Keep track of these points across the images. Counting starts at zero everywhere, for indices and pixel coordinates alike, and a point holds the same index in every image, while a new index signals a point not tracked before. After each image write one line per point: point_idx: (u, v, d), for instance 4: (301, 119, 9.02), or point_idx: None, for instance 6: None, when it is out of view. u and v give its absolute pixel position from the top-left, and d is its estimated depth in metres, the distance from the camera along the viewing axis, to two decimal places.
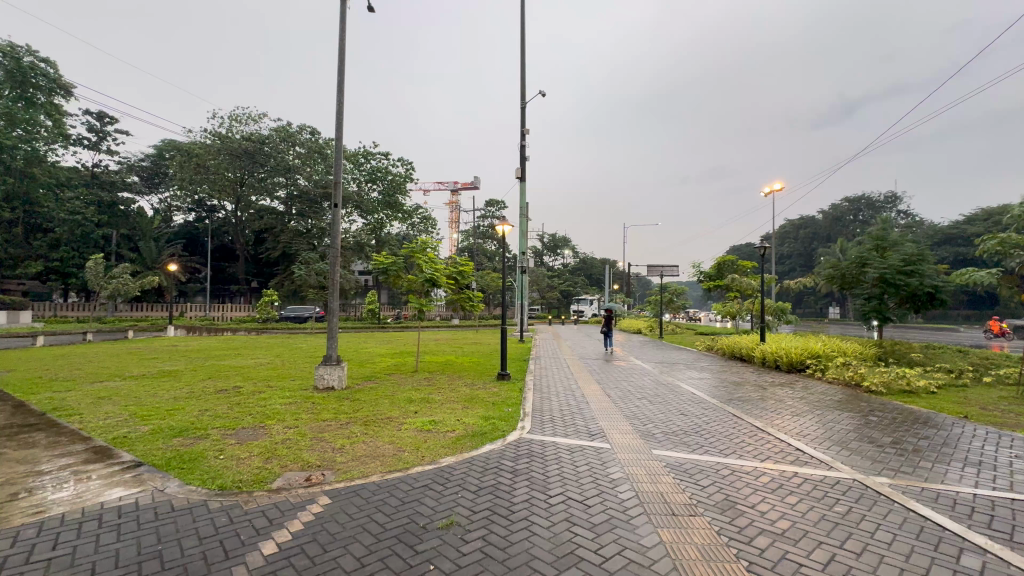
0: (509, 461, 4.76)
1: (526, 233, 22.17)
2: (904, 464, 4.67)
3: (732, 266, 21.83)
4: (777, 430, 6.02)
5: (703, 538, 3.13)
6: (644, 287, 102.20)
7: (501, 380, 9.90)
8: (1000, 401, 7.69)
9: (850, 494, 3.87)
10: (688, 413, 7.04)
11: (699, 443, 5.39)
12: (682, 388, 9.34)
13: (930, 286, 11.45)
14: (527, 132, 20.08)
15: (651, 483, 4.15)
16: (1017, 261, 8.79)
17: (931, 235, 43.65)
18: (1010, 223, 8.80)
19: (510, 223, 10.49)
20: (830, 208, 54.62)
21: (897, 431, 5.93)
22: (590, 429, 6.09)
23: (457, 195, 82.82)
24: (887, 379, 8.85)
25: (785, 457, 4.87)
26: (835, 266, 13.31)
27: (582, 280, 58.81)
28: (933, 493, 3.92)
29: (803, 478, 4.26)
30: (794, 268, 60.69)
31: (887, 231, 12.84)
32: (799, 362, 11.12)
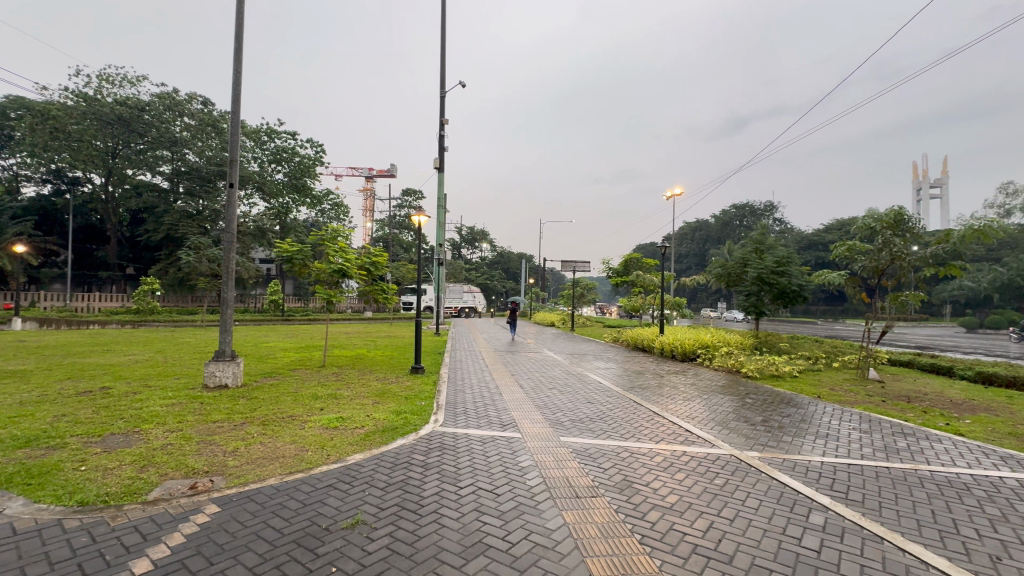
0: (420, 456, 4.69)
1: (444, 224, 21.88)
2: (770, 438, 5.38)
3: (637, 263, 23.37)
4: (670, 413, 6.61)
5: (601, 517, 3.35)
6: (559, 281, 106.20)
7: (414, 374, 9.73)
8: (844, 383, 9.15)
9: (727, 467, 4.38)
10: (594, 401, 7.47)
11: (603, 429, 5.75)
12: (590, 377, 9.89)
13: (796, 285, 13.21)
14: (445, 122, 19.75)
15: (558, 469, 4.35)
16: (859, 264, 10.45)
17: (799, 240, 50.45)
18: (856, 232, 10.42)
19: (427, 214, 10.30)
20: (721, 213, 60.75)
21: (767, 410, 6.82)
22: (502, 420, 6.21)
23: (373, 182, 79.47)
24: (761, 365, 10.13)
25: (676, 438, 5.37)
26: (722, 266, 14.81)
27: (499, 274, 59.54)
28: (792, 462, 4.56)
29: (690, 455, 4.74)
30: (691, 266, 66.69)
31: (764, 236, 14.57)
32: (691, 352, 12.28)
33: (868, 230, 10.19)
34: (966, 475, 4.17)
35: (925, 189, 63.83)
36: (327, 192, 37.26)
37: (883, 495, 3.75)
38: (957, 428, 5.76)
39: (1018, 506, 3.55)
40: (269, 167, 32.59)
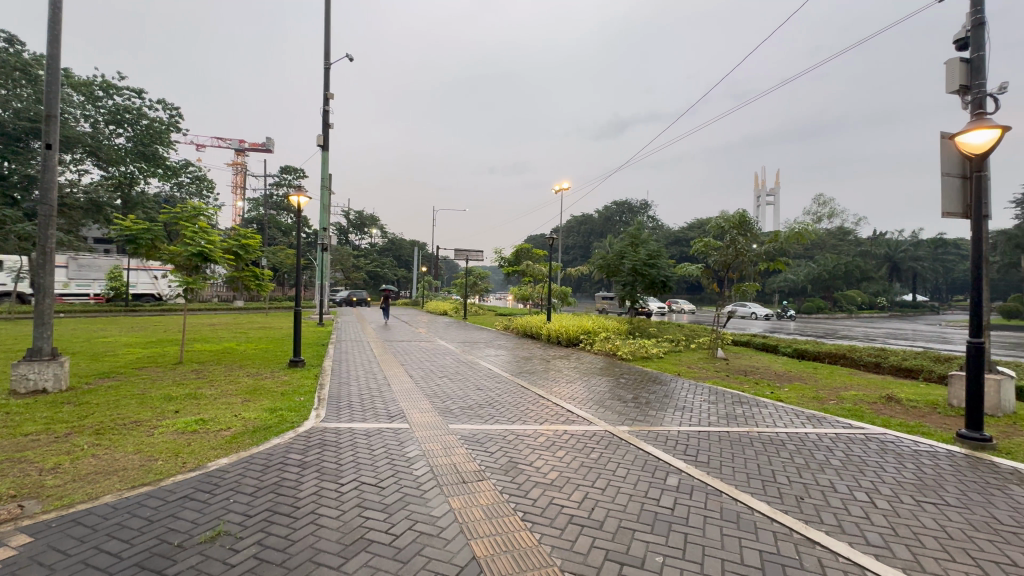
0: (297, 455, 4.35)
1: (328, 207, 20.40)
2: (639, 413, 6.01)
3: (528, 254, 24.22)
4: (554, 396, 7.01)
5: (486, 499, 3.45)
6: (452, 270, 106.09)
7: (292, 368, 8.97)
8: (698, 361, 10.55)
9: (602, 442, 4.78)
10: (483, 387, 7.64)
11: (491, 414, 5.90)
12: (480, 364, 10.06)
13: (663, 276, 14.81)
14: (330, 97, 18.37)
15: (446, 456, 4.36)
16: (712, 258, 12.05)
17: (667, 236, 56.56)
18: (710, 230, 11.92)
19: (308, 195, 9.48)
20: (603, 210, 65.67)
21: (638, 388, 7.62)
22: (389, 412, 6.02)
23: (245, 156, 71.02)
24: (633, 348, 11.22)
25: (558, 418, 5.72)
26: (604, 257, 15.95)
27: (390, 261, 57.49)
28: (655, 433, 5.13)
29: (570, 433, 5.09)
30: (576, 258, 71.04)
31: (639, 231, 15.96)
32: (575, 338, 13.12)
33: (719, 229, 11.70)
34: (783, 433, 5.10)
35: (763, 197, 75.54)
36: (185, 162, 32.40)
37: (723, 455, 4.42)
38: (779, 396, 6.99)
39: (816, 454, 4.44)
40: (105, 128, 27.25)
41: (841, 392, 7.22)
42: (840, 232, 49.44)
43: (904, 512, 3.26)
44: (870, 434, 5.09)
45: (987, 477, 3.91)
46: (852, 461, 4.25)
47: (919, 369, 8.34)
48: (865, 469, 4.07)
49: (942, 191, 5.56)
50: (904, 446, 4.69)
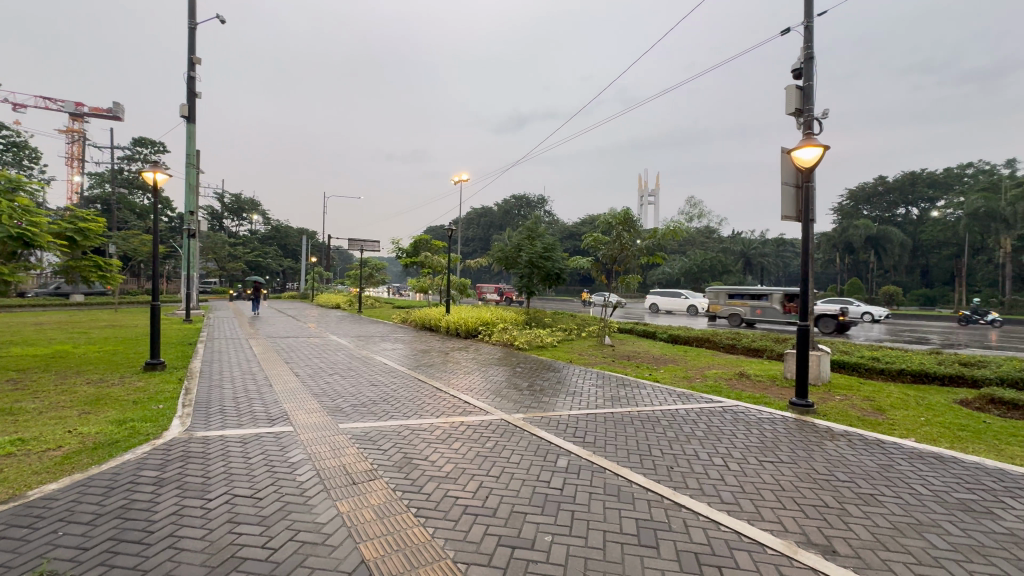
0: (151, 471, 3.77)
1: (195, 187, 17.91)
2: (533, 400, 6.25)
3: (426, 245, 23.70)
4: (451, 388, 6.97)
5: (377, 499, 3.31)
6: (346, 261, 100.44)
7: (148, 372, 7.75)
8: (588, 348, 11.28)
9: (498, 431, 4.88)
10: (378, 382, 7.34)
11: (385, 410, 5.68)
12: (376, 359, 9.63)
13: (558, 268, 15.48)
14: (197, 62, 16.13)
15: (335, 457, 4.11)
16: (601, 252, 12.88)
17: (562, 231, 59.38)
18: (599, 226, 12.73)
19: (168, 173, 8.23)
20: (502, 203, 66.89)
21: (533, 376, 7.93)
22: (270, 415, 5.49)
23: (83, 122, 59.56)
24: (529, 338, 11.63)
25: (456, 409, 5.71)
26: (502, 250, 16.21)
27: (273, 250, 52.51)
28: (549, 419, 5.36)
29: (466, 424, 5.11)
30: (476, 250, 71.37)
31: (536, 224, 16.44)
32: (474, 329, 13.22)
33: (607, 225, 12.57)
34: (659, 410, 5.69)
35: (646, 198, 82.53)
36: None
37: (607, 434, 4.77)
38: (656, 377, 7.76)
39: (684, 428, 5.00)
40: None
41: (706, 371, 8.25)
42: (706, 231, 56.09)
43: (748, 471, 3.83)
44: (727, 406, 5.88)
45: (809, 435, 4.75)
46: (712, 432, 4.86)
47: (764, 349, 9.80)
48: (722, 437, 4.69)
49: (782, 198, 6.53)
50: (752, 415, 5.50)
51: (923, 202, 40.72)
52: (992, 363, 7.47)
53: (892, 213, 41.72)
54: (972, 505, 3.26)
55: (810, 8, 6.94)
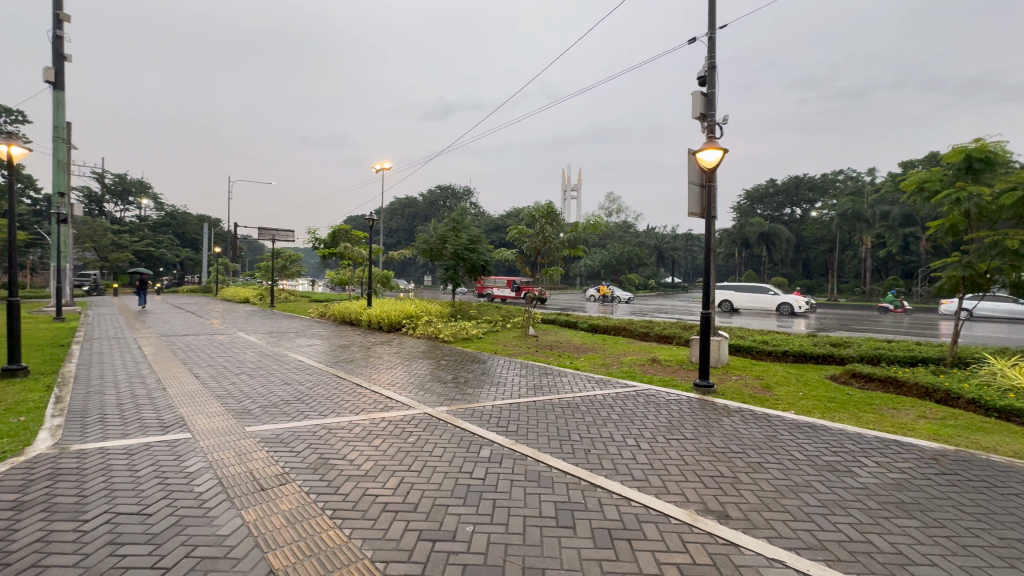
0: (8, 495, 3.23)
1: (66, 165, 15.51)
2: (457, 392, 6.24)
3: (346, 235, 22.59)
4: (373, 383, 6.72)
5: (288, 504, 3.11)
6: (255, 252, 92.85)
7: (6, 379, 6.62)
8: (513, 339, 11.47)
9: (420, 425, 4.80)
10: (291, 381, 6.89)
11: (298, 410, 5.35)
12: (289, 356, 9.03)
13: (483, 260, 15.52)
14: (65, 19, 13.90)
15: (240, 463, 3.80)
16: (525, 244, 13.10)
17: (488, 223, 59.56)
18: (523, 219, 12.95)
19: (28, 146, 7.03)
20: (427, 193, 65.56)
21: (458, 368, 7.92)
22: (163, 421, 4.94)
23: None
24: (454, 330, 11.57)
25: (377, 405, 5.54)
26: (426, 241, 15.85)
27: (169, 239, 47.14)
28: (473, 410, 5.37)
29: (388, 420, 4.97)
30: (400, 241, 69.24)
31: (461, 216, 16.28)
32: (397, 322, 12.89)
33: (531, 218, 12.82)
34: (579, 397, 5.95)
35: (570, 193, 84.99)
36: None
37: (531, 422, 4.89)
38: (577, 365, 8.09)
39: (602, 412, 5.27)
40: None
41: (622, 357, 8.76)
42: (624, 226, 59.14)
43: (658, 449, 4.12)
44: (640, 390, 6.29)
45: (710, 413, 5.23)
46: (627, 414, 5.18)
47: (673, 335, 10.60)
48: (635, 419, 5.02)
49: (688, 196, 7.06)
50: (661, 397, 5.94)
51: (805, 204, 46.09)
52: (855, 343, 8.70)
53: (780, 212, 46.78)
54: (836, 465, 3.79)
55: (714, 21, 7.52)
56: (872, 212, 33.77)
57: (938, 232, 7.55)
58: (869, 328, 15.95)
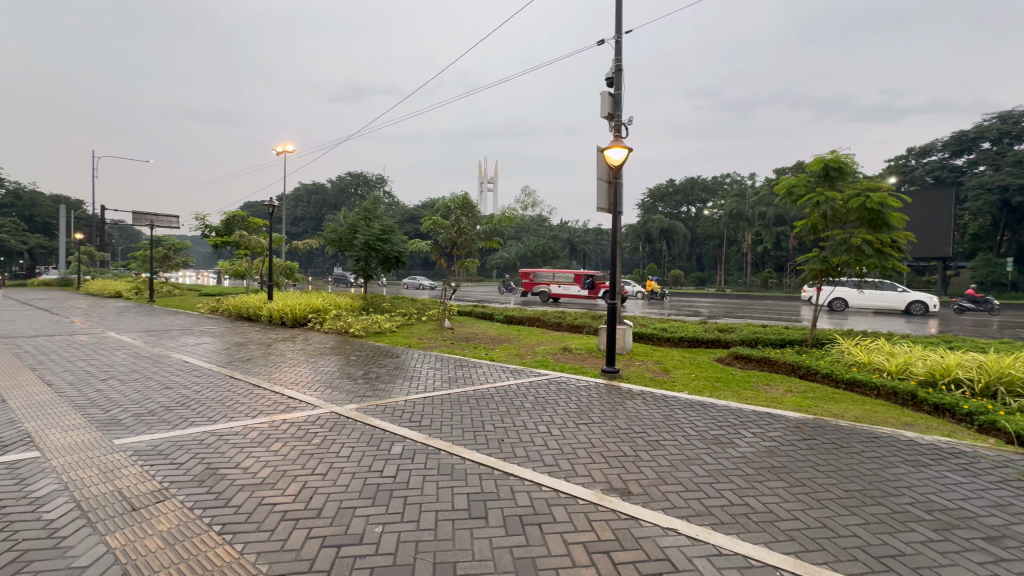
0: None
1: None
2: (368, 389, 5.97)
3: (242, 222, 20.54)
4: (273, 384, 6.19)
5: (167, 523, 2.76)
6: (128, 238, 81.10)
7: None
8: (427, 332, 11.26)
9: (326, 425, 4.52)
10: (174, 385, 6.11)
11: (183, 417, 4.78)
12: (171, 357, 8.02)
13: (397, 251, 15.01)
14: None
15: (105, 482, 3.29)
16: (440, 236, 12.89)
17: (402, 213, 57.83)
18: (438, 209, 12.75)
19: None
20: (336, 179, 61.74)
21: (369, 363, 7.60)
22: (1, 441, 4.12)
23: None
24: (366, 324, 11.07)
25: (278, 407, 5.12)
26: (335, 230, 14.98)
27: (9, 221, 39.39)
28: (385, 407, 5.16)
29: (289, 422, 4.62)
30: (306, 230, 64.68)
31: (373, 205, 15.60)
32: (302, 317, 12.04)
33: (445, 209, 12.65)
34: (493, 388, 6.00)
35: (486, 185, 85.14)
36: None
37: (445, 416, 4.82)
38: (492, 356, 8.16)
39: (515, 402, 5.37)
40: None
41: (535, 347, 9.00)
42: (539, 219, 60.66)
43: (567, 434, 4.28)
44: (552, 378, 6.53)
45: (615, 397, 5.56)
46: (539, 402, 5.33)
47: (584, 325, 11.08)
48: (547, 407, 5.18)
49: (597, 192, 7.35)
50: (570, 384, 6.20)
51: (699, 203, 50.59)
52: (738, 328, 9.74)
53: (678, 210, 50.89)
54: (720, 437, 4.24)
55: (620, 25, 7.91)
56: (752, 212, 37.99)
57: (802, 231, 8.66)
58: (749, 315, 17.98)
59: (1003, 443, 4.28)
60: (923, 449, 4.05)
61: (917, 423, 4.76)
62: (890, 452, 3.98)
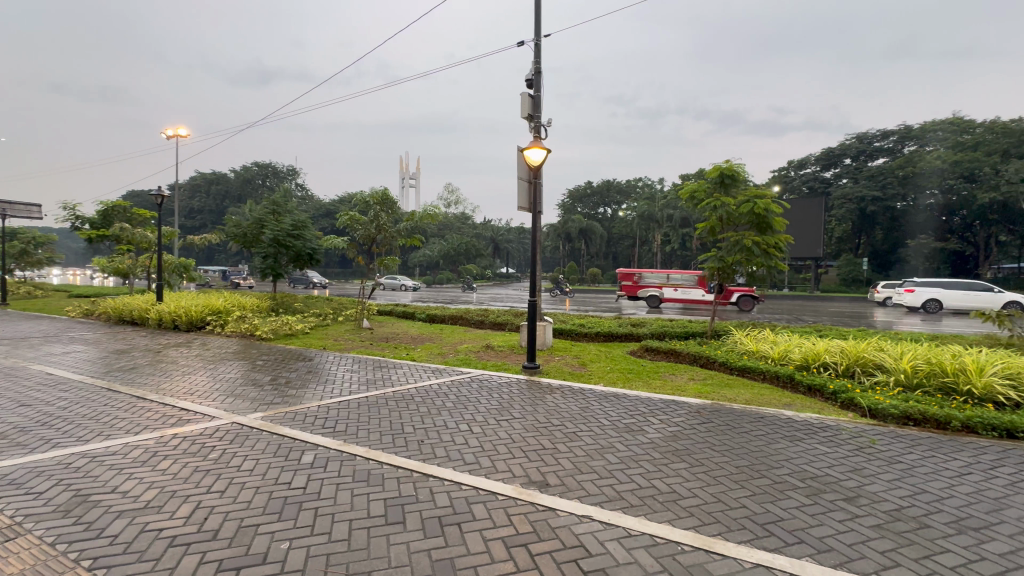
0: None
1: None
2: (277, 396, 5.54)
3: (124, 213, 18.11)
4: (161, 395, 5.51)
5: (21, 564, 2.36)
6: None
7: None
8: (344, 333, 10.73)
9: (225, 437, 4.13)
10: (31, 402, 5.22)
11: (45, 439, 4.10)
12: (29, 370, 6.83)
13: (310, 248, 14.07)
14: None
15: None
16: (358, 233, 12.29)
17: (316, 208, 54.53)
18: (355, 204, 12.14)
19: None
20: (241, 169, 56.59)
21: (277, 368, 7.06)
22: None
23: None
24: (275, 326, 10.26)
25: (167, 421, 4.58)
26: (237, 224, 13.73)
27: None
28: (295, 414, 4.82)
29: (181, 436, 4.15)
30: (204, 224, 58.57)
31: (282, 198, 14.49)
32: (198, 320, 10.86)
33: (363, 204, 12.08)
34: (413, 388, 5.85)
35: (406, 180, 82.82)
36: None
37: (362, 420, 4.61)
38: (413, 356, 7.96)
39: (436, 402, 5.29)
40: None
41: (457, 346, 8.94)
42: (462, 217, 60.25)
43: (489, 432, 4.30)
44: (474, 376, 6.52)
45: (536, 392, 5.70)
46: (461, 401, 5.30)
47: (506, 323, 11.20)
48: (469, 405, 5.16)
49: (518, 191, 7.53)
50: (492, 381, 6.23)
51: (613, 205, 53.26)
52: (648, 322, 10.40)
53: (595, 211, 53.21)
54: (631, 425, 4.51)
55: (539, 28, 8.07)
56: (661, 214, 40.75)
57: (703, 233, 9.44)
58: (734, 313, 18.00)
59: (860, 416, 5.01)
60: (799, 425, 4.63)
61: (794, 403, 5.43)
62: (773, 430, 4.49)
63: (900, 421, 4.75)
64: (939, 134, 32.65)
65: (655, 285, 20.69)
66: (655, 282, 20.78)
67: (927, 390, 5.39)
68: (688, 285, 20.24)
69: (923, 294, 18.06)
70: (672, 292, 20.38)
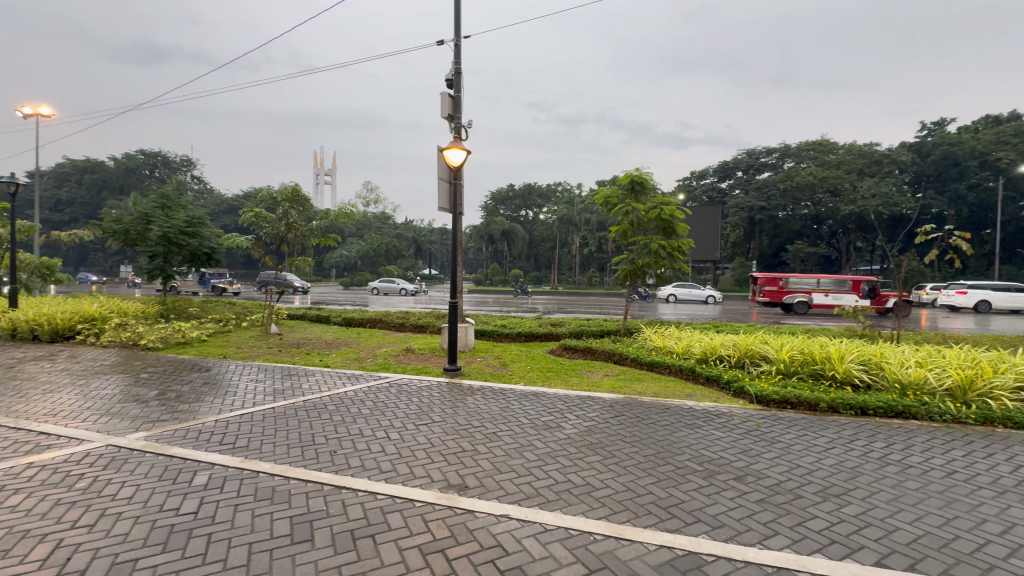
0: None
1: None
2: (164, 412, 4.94)
3: None
4: (12, 419, 4.66)
5: None
6: None
7: None
8: (248, 339, 9.89)
9: (96, 463, 3.60)
10: None
11: None
12: None
13: (209, 248, 12.77)
14: None
15: None
16: (264, 232, 11.38)
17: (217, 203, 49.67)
18: (261, 200, 11.23)
19: None
20: (123, 157, 49.99)
21: (166, 381, 6.30)
22: None
23: None
24: (164, 334, 9.16)
25: (20, 448, 3.89)
26: (116, 219, 12.08)
27: None
28: (186, 431, 4.34)
29: (38, 465, 3.56)
30: (75, 218, 50.77)
31: (173, 191, 12.99)
32: (66, 330, 9.39)
33: (271, 201, 11.19)
34: (326, 396, 5.52)
35: (320, 176, 78.29)
36: None
37: (266, 433, 4.26)
38: (327, 362, 7.52)
39: (351, 409, 5.04)
40: None
41: (375, 350, 8.61)
42: (383, 216, 58.31)
43: (407, 438, 4.18)
44: (392, 381, 6.30)
45: (456, 395, 5.64)
46: (378, 407, 5.09)
47: (427, 325, 11.00)
48: (387, 411, 4.98)
49: (438, 191, 7.42)
50: (412, 385, 6.08)
51: (535, 208, 54.54)
52: (566, 322, 10.74)
53: (517, 213, 54.11)
54: (549, 422, 4.65)
55: (458, 29, 8.04)
56: (580, 218, 42.47)
57: (616, 236, 9.95)
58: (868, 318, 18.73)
59: (749, 402, 5.59)
60: (700, 413, 5.07)
61: (694, 393, 5.92)
62: (677, 419, 4.87)
63: (780, 405, 5.37)
64: (810, 153, 37.57)
65: (805, 291, 20.59)
66: (804, 287, 20.68)
67: (801, 375, 6.17)
68: (836, 289, 20.49)
69: (975, 295, 20.50)
70: (822, 298, 20.52)
